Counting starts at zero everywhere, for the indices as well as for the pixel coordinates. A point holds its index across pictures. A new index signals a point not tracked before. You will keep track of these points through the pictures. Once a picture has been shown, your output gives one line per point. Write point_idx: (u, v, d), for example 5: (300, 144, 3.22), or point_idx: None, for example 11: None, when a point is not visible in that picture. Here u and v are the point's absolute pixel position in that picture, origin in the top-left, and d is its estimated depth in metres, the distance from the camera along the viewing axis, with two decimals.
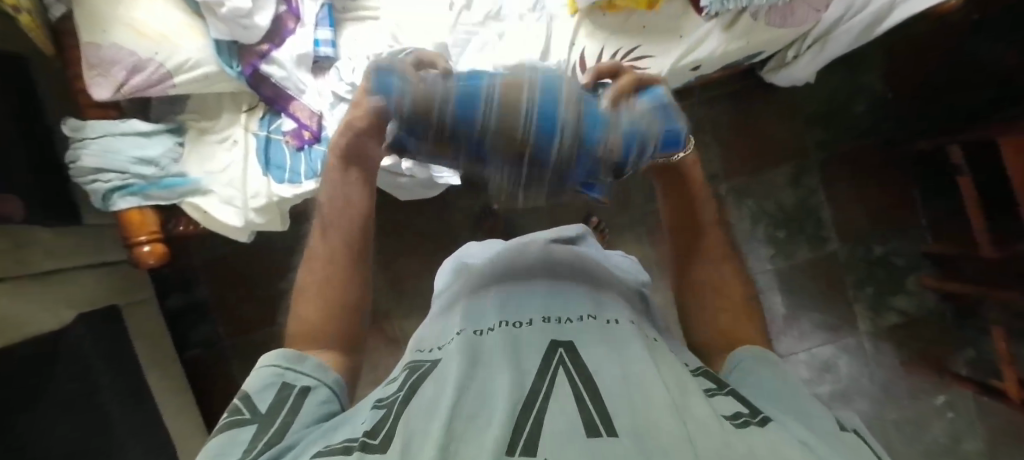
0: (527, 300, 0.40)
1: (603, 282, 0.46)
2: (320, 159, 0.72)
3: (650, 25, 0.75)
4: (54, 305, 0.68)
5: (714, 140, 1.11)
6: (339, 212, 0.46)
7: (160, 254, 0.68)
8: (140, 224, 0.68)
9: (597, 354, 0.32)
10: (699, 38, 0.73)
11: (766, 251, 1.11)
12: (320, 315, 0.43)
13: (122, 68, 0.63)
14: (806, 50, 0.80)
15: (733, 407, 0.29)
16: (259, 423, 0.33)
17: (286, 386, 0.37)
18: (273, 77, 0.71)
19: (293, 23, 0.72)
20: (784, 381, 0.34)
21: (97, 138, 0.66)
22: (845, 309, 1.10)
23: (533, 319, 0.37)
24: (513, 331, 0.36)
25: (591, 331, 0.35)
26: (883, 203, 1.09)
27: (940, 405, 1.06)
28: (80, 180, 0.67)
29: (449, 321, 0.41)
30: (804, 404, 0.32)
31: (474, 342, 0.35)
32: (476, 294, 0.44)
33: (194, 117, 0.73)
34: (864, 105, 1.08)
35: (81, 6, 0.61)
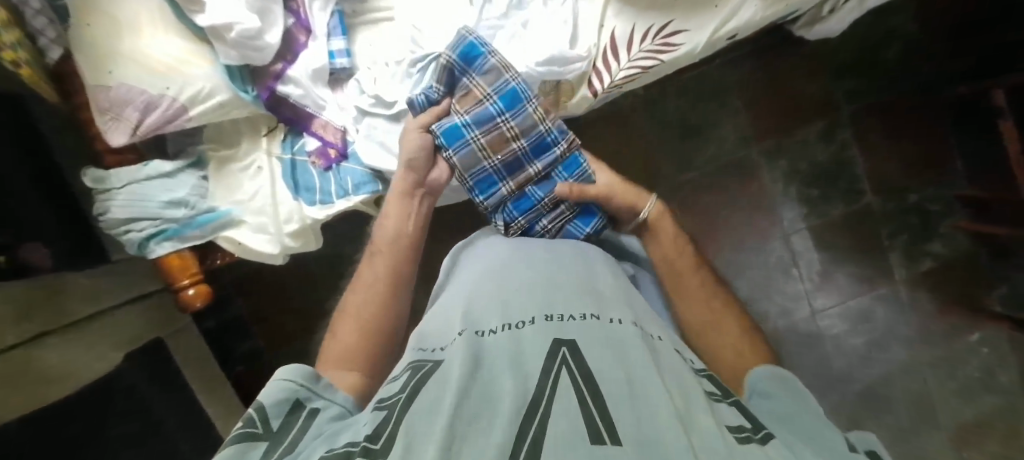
0: (527, 298, 0.42)
1: (604, 272, 0.47)
2: (348, 177, 0.76)
3: None
4: (100, 350, 0.73)
5: (740, 102, 1.06)
6: (387, 245, 0.60)
7: (205, 294, 0.73)
8: (181, 267, 0.72)
9: (598, 355, 0.33)
10: (733, 9, 0.71)
11: (798, 210, 1.07)
12: (353, 338, 0.52)
13: (135, 107, 0.65)
14: (845, 3, 0.79)
15: (736, 420, 0.32)
16: (269, 441, 0.35)
17: (298, 405, 0.39)
18: (290, 97, 0.72)
19: (304, 36, 0.72)
20: (797, 406, 0.38)
21: (123, 187, 0.68)
22: (879, 260, 1.06)
23: (535, 318, 0.38)
24: (516, 334, 0.37)
25: (592, 331, 0.36)
26: (917, 148, 1.04)
27: (974, 340, 1.03)
28: (113, 230, 0.69)
29: (451, 320, 0.43)
30: (819, 425, 0.36)
31: (476, 343, 0.36)
32: (480, 291, 0.45)
33: (212, 146, 0.76)
34: (896, 51, 1.02)
35: (82, 47, 0.63)
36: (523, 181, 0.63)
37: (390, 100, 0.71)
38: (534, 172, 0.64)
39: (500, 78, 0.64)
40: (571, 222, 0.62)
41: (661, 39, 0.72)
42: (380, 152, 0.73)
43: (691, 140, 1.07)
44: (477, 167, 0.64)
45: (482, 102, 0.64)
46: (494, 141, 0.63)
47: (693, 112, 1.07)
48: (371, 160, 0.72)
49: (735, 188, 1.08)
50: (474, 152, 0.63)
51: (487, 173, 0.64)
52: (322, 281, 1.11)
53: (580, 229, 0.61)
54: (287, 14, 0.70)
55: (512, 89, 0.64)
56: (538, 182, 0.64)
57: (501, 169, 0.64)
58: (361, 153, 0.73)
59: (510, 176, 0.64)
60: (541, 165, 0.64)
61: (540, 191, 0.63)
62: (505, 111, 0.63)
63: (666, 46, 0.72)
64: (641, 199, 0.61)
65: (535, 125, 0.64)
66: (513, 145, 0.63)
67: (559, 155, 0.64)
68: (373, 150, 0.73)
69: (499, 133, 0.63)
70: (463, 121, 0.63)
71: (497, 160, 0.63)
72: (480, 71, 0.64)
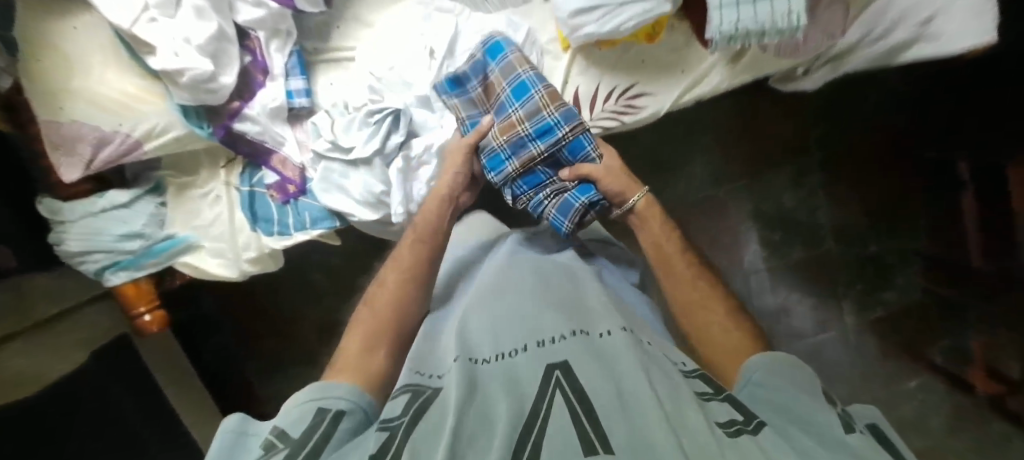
0: (516, 326, 0.47)
1: (591, 292, 0.53)
2: (307, 212, 0.78)
3: (650, 58, 0.72)
4: (64, 351, 0.86)
5: (713, 142, 1.06)
6: (428, 231, 0.64)
7: (163, 319, 0.76)
8: (137, 295, 0.73)
9: (585, 371, 0.38)
10: (702, 73, 0.71)
11: (759, 251, 1.10)
12: (388, 308, 0.57)
13: (88, 143, 0.65)
14: (819, 68, 0.76)
15: (729, 414, 0.37)
16: (290, 448, 0.38)
17: (321, 411, 0.42)
18: (247, 134, 0.72)
19: (261, 75, 0.71)
20: (786, 392, 0.42)
21: (77, 220, 0.69)
22: (831, 303, 1.11)
23: (527, 345, 0.43)
24: (509, 362, 0.42)
25: (578, 344, 0.42)
26: (882, 199, 1.06)
27: (912, 387, 1.08)
28: (68, 260, 0.70)
29: (448, 349, 0.48)
30: (812, 413, 0.38)
31: (471, 369, 0.42)
32: (474, 323, 0.50)
33: (171, 173, 0.77)
34: (873, 103, 1.02)
35: (32, 81, 0.62)
36: (529, 162, 0.68)
37: (348, 147, 0.71)
38: (538, 155, 0.67)
39: (513, 72, 0.68)
40: (568, 192, 0.67)
41: (625, 100, 0.73)
42: (339, 194, 0.74)
43: (663, 176, 1.08)
44: (490, 149, 0.69)
45: (499, 96, 0.68)
46: (504, 127, 0.67)
47: (669, 147, 1.07)
48: (329, 203, 0.74)
49: (702, 225, 1.10)
50: (490, 138, 0.68)
51: (496, 154, 0.68)
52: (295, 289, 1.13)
53: (576, 198, 0.66)
54: (243, 52, 0.69)
55: (522, 82, 0.67)
56: (544, 164, 0.68)
57: (509, 149, 0.67)
58: (321, 195, 0.74)
59: (515, 156, 0.68)
60: (544, 148, 0.67)
61: (546, 170, 0.69)
62: (517, 104, 0.67)
63: (630, 108, 0.73)
64: (632, 188, 0.67)
65: (540, 112, 0.66)
66: (517, 130, 0.67)
67: (563, 137, 0.66)
68: (333, 193, 0.74)
69: (509, 120, 0.67)
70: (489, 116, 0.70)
71: (506, 143, 0.67)
72: (499, 63, 0.68)
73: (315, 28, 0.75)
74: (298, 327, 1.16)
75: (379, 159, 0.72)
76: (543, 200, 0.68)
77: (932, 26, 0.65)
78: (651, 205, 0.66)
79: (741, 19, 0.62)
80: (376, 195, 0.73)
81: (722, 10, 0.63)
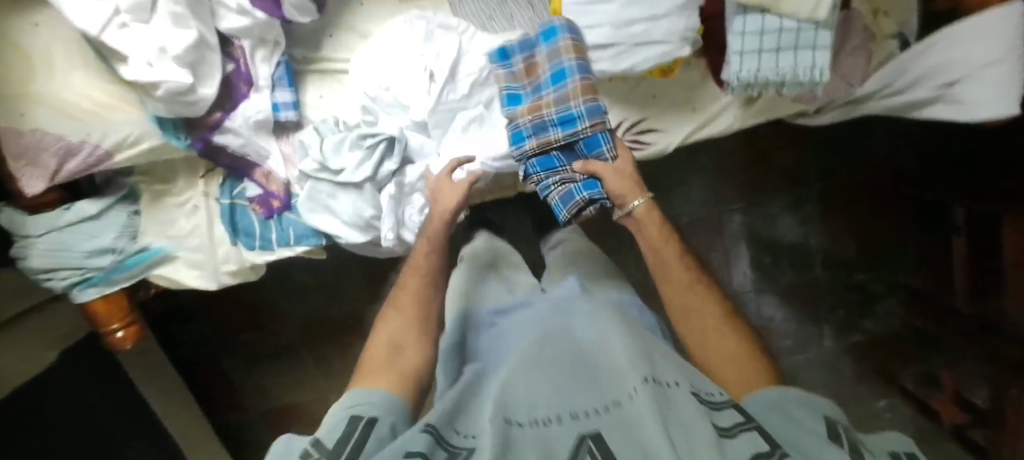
0: (549, 387, 0.45)
1: (618, 331, 0.51)
2: (291, 228, 0.73)
3: (662, 93, 0.69)
4: (34, 352, 0.80)
5: (715, 163, 1.05)
6: (429, 242, 0.65)
7: (135, 336, 0.74)
8: (108, 314, 0.70)
9: (620, 446, 0.36)
10: (716, 112, 0.69)
11: (748, 273, 1.10)
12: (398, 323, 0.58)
13: (53, 153, 0.60)
14: (832, 109, 0.74)
15: (754, 447, 0.36)
16: (329, 453, 0.39)
17: (354, 419, 0.43)
18: (228, 147, 0.67)
19: (245, 85, 0.66)
20: (791, 426, 0.42)
21: (42, 235, 0.63)
22: (813, 326, 1.13)
23: (561, 414, 0.41)
24: (544, 432, 0.40)
25: (609, 411, 0.41)
26: (872, 231, 1.08)
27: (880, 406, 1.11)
28: (31, 275, 0.65)
29: (479, 409, 0.45)
30: (817, 449, 0.38)
31: (506, 431, 0.40)
32: (505, 379, 0.48)
33: (146, 180, 0.72)
34: (878, 138, 1.03)
35: None
36: (545, 146, 0.64)
37: (338, 169, 0.67)
38: (553, 142, 0.63)
39: (557, 56, 0.60)
40: (575, 184, 0.64)
41: (633, 134, 0.70)
42: (327, 214, 0.70)
43: (659, 196, 1.06)
44: (514, 126, 0.65)
45: (540, 78, 0.63)
46: (534, 106, 0.64)
47: (666, 168, 1.04)
48: (317, 224, 0.70)
49: (696, 243, 1.08)
50: (518, 116, 0.65)
51: (518, 130, 0.65)
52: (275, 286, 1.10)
53: (580, 191, 0.63)
54: (225, 59, 0.64)
55: (562, 69, 0.60)
56: (559, 151, 0.64)
57: (530, 127, 0.64)
58: (308, 215, 0.70)
59: (534, 136, 0.64)
60: (561, 138, 0.62)
61: (561, 158, 0.65)
62: (554, 88, 0.62)
63: (638, 142, 0.70)
64: (635, 192, 0.63)
65: (569, 103, 0.61)
66: (543, 113, 0.63)
67: (583, 132, 0.61)
68: (322, 214, 0.70)
69: (538, 101, 0.63)
70: (525, 94, 0.65)
71: (529, 121, 0.64)
72: (548, 46, 0.61)
73: (304, 36, 0.70)
74: (279, 325, 1.11)
75: (369, 185, 0.68)
76: (549, 186, 0.64)
77: (955, 89, 0.61)
78: (652, 209, 0.64)
79: (762, 68, 0.59)
80: (366, 219, 0.69)
81: (743, 56, 0.59)
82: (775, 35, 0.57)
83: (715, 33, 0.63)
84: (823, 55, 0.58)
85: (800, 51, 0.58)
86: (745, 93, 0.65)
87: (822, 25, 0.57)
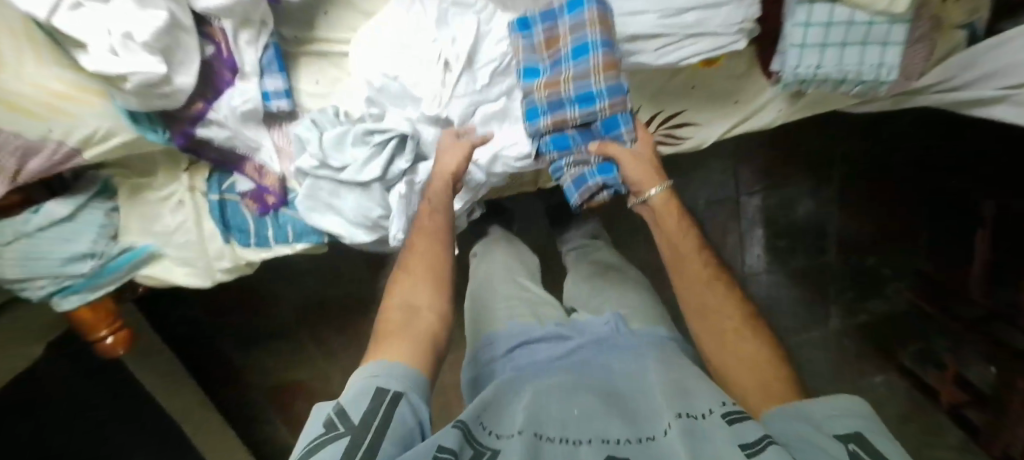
0: (583, 408, 0.43)
1: (655, 366, 0.49)
2: (289, 225, 0.67)
3: (701, 83, 0.62)
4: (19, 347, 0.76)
5: (735, 144, 0.99)
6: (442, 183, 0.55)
7: (126, 341, 0.69)
8: (94, 319, 0.66)
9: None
10: (760, 105, 0.62)
11: (761, 255, 1.07)
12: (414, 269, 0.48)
13: (10, 155, 0.51)
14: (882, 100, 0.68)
15: None
16: (349, 437, 0.35)
17: (379, 391, 0.38)
18: (214, 140, 0.59)
19: (229, 72, 0.57)
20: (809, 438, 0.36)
21: (10, 243, 0.56)
22: (822, 309, 1.11)
23: (591, 436, 0.40)
24: (572, 452, 0.38)
25: (642, 443, 0.39)
26: (891, 213, 1.04)
27: (877, 383, 1.10)
28: (3, 285, 0.59)
29: (508, 414, 0.44)
30: None
31: (534, 445, 0.38)
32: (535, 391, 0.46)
33: (121, 173, 0.64)
34: (907, 116, 0.97)
35: None
36: (560, 124, 0.56)
37: (340, 166, 0.59)
38: (568, 121, 0.55)
39: (581, 28, 0.52)
40: (588, 167, 0.57)
41: (666, 128, 0.65)
42: (330, 212, 0.64)
43: (676, 179, 1.00)
44: (530, 101, 0.57)
45: (560, 50, 0.55)
46: (552, 81, 0.56)
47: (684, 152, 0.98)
48: (321, 224, 0.64)
49: (710, 226, 1.04)
50: (534, 91, 0.57)
51: (533, 106, 0.57)
52: (271, 270, 1.05)
53: (592, 176, 0.57)
54: (204, 41, 0.55)
55: (585, 42, 0.52)
56: (576, 131, 0.57)
57: (547, 104, 0.56)
58: (307, 213, 0.64)
59: (549, 114, 0.56)
60: (576, 117, 0.55)
61: (577, 139, 0.57)
62: (574, 63, 0.54)
63: (671, 137, 0.65)
64: (653, 179, 0.54)
65: (589, 81, 0.53)
66: (560, 90, 0.55)
67: (602, 112, 0.54)
68: (325, 212, 0.64)
69: (557, 76, 0.55)
70: (544, 69, 0.57)
71: (545, 97, 0.56)
72: (572, 18, 0.53)
73: (293, 13, 0.62)
74: (275, 306, 1.07)
75: (378, 185, 0.61)
76: (563, 166, 0.58)
77: None
78: (669, 198, 0.54)
79: (823, 65, 0.52)
80: (373, 218, 0.63)
81: (804, 50, 0.52)
82: (843, 29, 0.50)
83: (770, 22, 0.55)
84: (895, 52, 0.51)
85: (869, 46, 0.51)
86: (796, 88, 0.57)
87: (896, 18, 0.50)
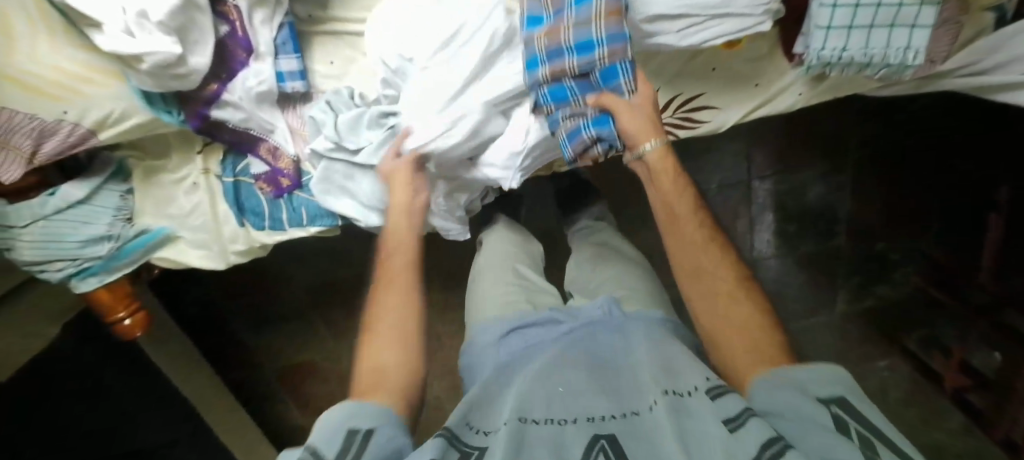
0: (569, 393, 0.45)
1: (640, 341, 0.50)
2: (303, 208, 0.66)
3: (722, 65, 0.61)
4: (35, 327, 0.77)
5: (749, 127, 0.98)
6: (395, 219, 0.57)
7: (143, 323, 0.69)
8: (112, 301, 0.66)
9: (635, 452, 0.36)
10: (781, 88, 0.61)
11: (771, 240, 1.07)
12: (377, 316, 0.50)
13: (26, 136, 0.52)
14: (903, 84, 0.67)
15: (766, 430, 0.34)
16: None
17: (352, 430, 0.39)
18: (228, 121, 0.59)
19: (244, 53, 0.56)
20: (799, 409, 0.37)
21: (28, 225, 0.57)
22: (830, 294, 1.11)
23: (577, 417, 0.42)
24: (558, 432, 0.40)
25: (627, 420, 0.40)
26: (904, 199, 1.03)
27: (880, 366, 1.09)
28: (23, 266, 0.60)
29: (499, 408, 0.46)
30: (831, 443, 0.33)
31: (520, 430, 0.40)
32: (522, 378, 0.48)
33: (136, 154, 0.64)
34: (926, 100, 0.95)
35: None
36: (558, 71, 0.51)
37: (356, 149, 0.59)
38: (567, 68, 0.50)
39: None
40: (585, 120, 0.52)
41: (683, 112, 0.64)
42: (343, 195, 0.63)
43: (688, 163, 0.99)
44: (529, 48, 0.52)
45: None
46: (553, 28, 0.51)
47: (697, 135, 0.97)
48: (334, 207, 0.63)
49: (721, 210, 1.04)
50: (532, 38, 0.52)
51: (530, 53, 0.52)
52: (280, 252, 1.05)
53: (589, 129, 0.51)
54: (218, 20, 0.54)
55: None
56: (575, 80, 0.51)
57: (545, 51, 0.51)
58: (319, 196, 0.63)
59: (548, 62, 0.51)
60: (575, 63, 0.50)
61: (575, 89, 0.51)
62: (577, 9, 0.50)
63: (688, 121, 0.64)
64: (650, 132, 0.51)
65: (591, 25, 0.49)
66: (560, 36, 0.50)
67: (602, 59, 0.49)
68: (337, 195, 0.63)
69: (557, 23, 0.51)
70: (546, 18, 0.52)
71: (544, 43, 0.51)
72: None
73: None
74: (285, 288, 1.08)
75: None
76: (558, 119, 0.53)
77: None
78: (666, 154, 0.52)
79: (848, 48, 0.51)
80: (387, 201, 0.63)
81: (829, 32, 0.51)
82: (872, 11, 0.49)
83: (797, 0, 0.53)
84: (922, 35, 0.50)
85: (896, 29, 0.50)
86: (819, 71, 0.56)
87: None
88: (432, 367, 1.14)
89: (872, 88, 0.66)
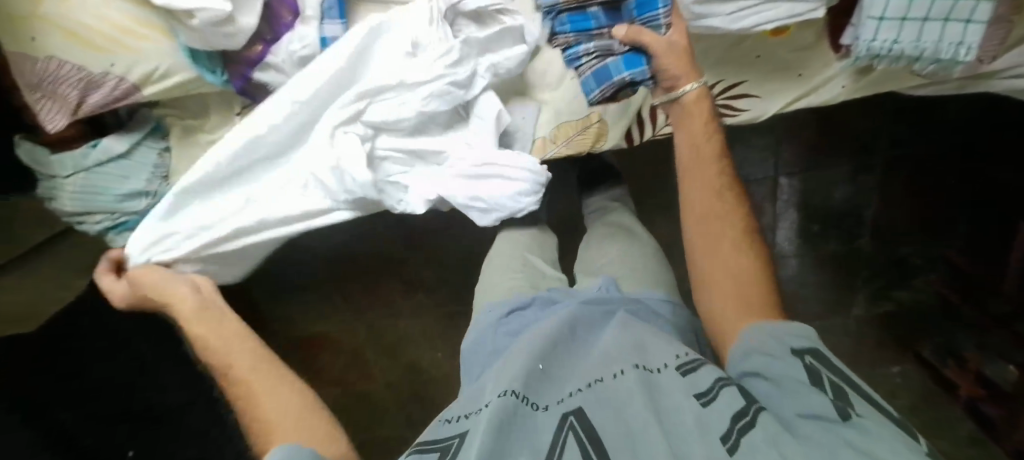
0: (542, 376, 0.46)
1: (618, 323, 0.51)
2: None
3: (768, 53, 0.60)
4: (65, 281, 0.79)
5: (778, 121, 0.97)
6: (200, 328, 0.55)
7: None
8: None
9: (604, 423, 0.39)
10: (824, 79, 0.61)
11: (791, 238, 1.07)
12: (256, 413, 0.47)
13: (73, 86, 0.52)
14: (945, 84, 0.66)
15: (734, 401, 0.38)
16: None
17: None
18: (270, 84, 0.60)
19: (290, 15, 0.57)
20: (779, 374, 0.41)
21: (71, 175, 0.59)
22: (847, 296, 1.10)
23: (549, 402, 0.43)
24: (531, 417, 0.42)
25: (594, 392, 0.43)
26: (928, 204, 1.02)
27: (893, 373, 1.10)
28: (66, 216, 0.62)
29: (478, 393, 0.48)
30: (805, 400, 0.38)
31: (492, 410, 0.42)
32: (500, 364, 0.50)
33: (172, 114, 0.63)
34: (958, 104, 0.94)
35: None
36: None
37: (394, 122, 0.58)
38: None
39: None
40: (614, 56, 0.53)
41: (724, 99, 0.63)
42: None
43: None
44: None
45: None
46: None
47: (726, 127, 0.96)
48: None
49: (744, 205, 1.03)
50: None
51: None
52: None
53: (618, 69, 0.52)
54: None
55: None
56: (602, 8, 0.53)
57: None
58: None
59: None
60: None
61: (602, 20, 0.54)
62: None
63: (729, 109, 0.64)
64: (690, 74, 0.52)
65: None
66: None
67: None
68: None
69: None
70: None
71: None
72: None
73: None
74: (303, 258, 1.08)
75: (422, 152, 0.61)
76: (583, 53, 0.54)
77: None
78: (703, 97, 0.53)
79: (900, 40, 0.50)
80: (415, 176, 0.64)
81: (882, 23, 0.50)
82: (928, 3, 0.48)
83: None
84: (976, 31, 0.49)
85: (950, 23, 0.49)
86: (866, 63, 0.56)
87: None
88: (445, 346, 1.15)
89: (915, 86, 0.66)
